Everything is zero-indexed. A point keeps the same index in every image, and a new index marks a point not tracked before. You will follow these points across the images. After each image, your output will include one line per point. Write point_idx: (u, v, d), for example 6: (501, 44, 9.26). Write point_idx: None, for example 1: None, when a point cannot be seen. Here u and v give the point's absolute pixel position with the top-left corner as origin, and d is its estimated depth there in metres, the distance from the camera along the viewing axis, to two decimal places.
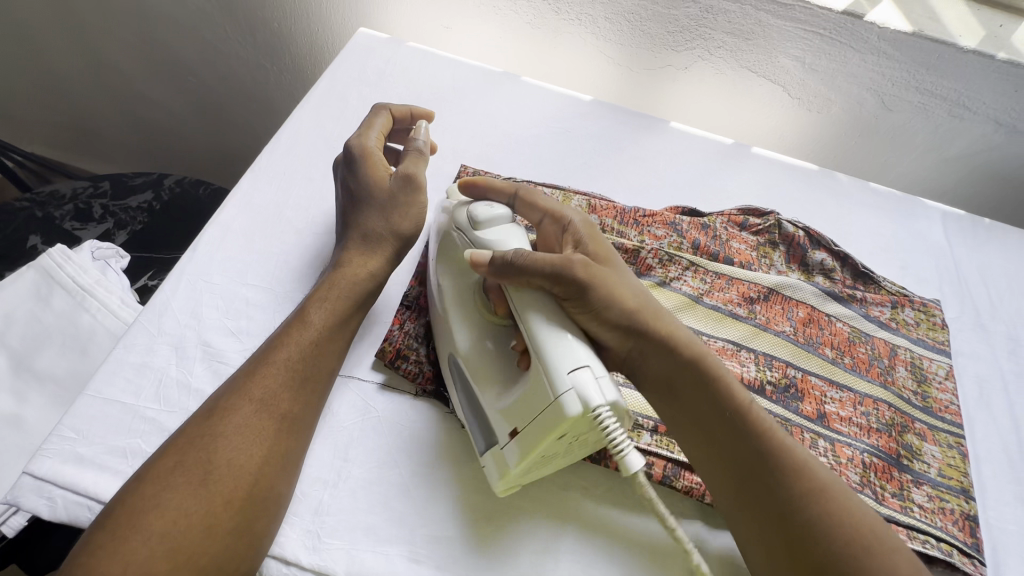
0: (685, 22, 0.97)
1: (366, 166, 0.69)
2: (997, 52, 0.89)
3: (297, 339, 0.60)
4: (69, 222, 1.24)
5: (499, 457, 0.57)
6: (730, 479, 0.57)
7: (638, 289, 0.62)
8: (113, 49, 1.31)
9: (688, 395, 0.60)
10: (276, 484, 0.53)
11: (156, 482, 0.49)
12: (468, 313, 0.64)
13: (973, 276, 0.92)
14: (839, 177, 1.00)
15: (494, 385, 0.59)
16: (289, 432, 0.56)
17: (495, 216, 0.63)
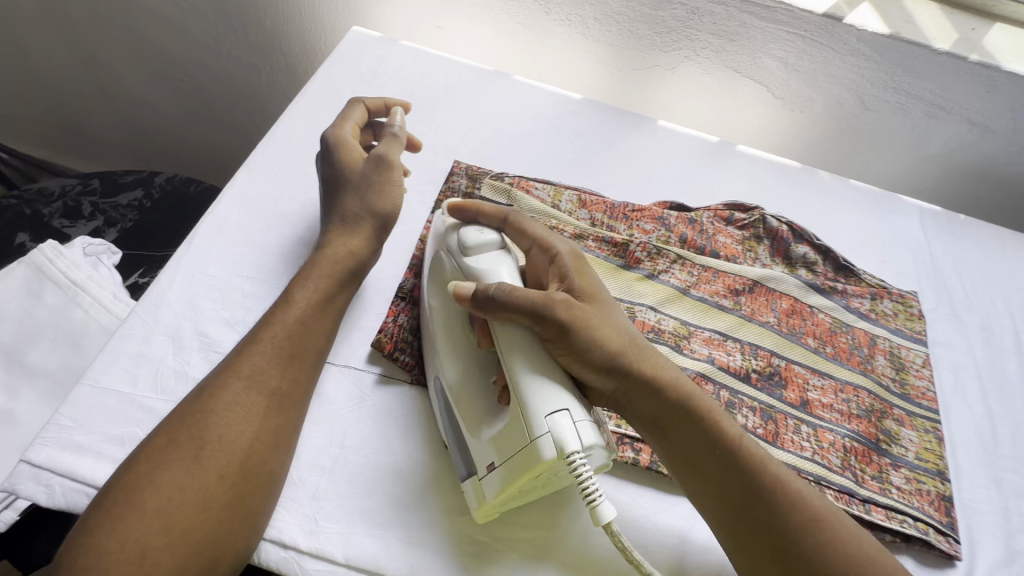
0: (671, 24, 1.00)
1: (341, 151, 0.71)
2: (969, 54, 0.93)
3: (283, 319, 0.61)
4: (58, 220, 1.24)
5: (478, 486, 0.58)
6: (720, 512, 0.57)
7: (625, 329, 0.61)
8: (103, 46, 1.31)
9: (679, 431, 0.59)
10: (268, 459, 0.55)
11: (151, 460, 0.51)
12: (452, 340, 0.64)
13: (949, 269, 0.95)
14: (821, 174, 1.03)
15: (472, 416, 0.59)
16: (279, 408, 0.57)
17: (484, 244, 0.63)
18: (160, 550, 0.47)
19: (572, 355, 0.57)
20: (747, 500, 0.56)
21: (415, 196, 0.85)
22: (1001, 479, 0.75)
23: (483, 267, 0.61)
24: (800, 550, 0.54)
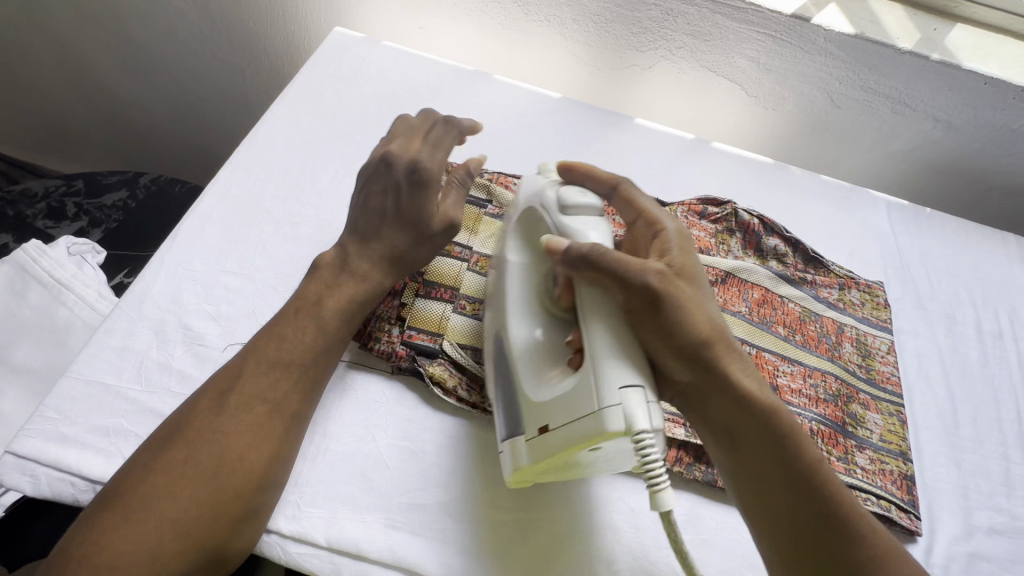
0: (647, 24, 1.03)
1: (423, 190, 0.68)
2: (930, 53, 0.97)
3: (308, 340, 0.61)
4: (42, 221, 1.25)
5: (523, 448, 0.58)
6: (775, 521, 0.55)
7: (720, 317, 0.59)
8: (85, 47, 1.31)
9: (753, 435, 0.56)
10: (278, 477, 0.57)
11: (168, 470, 0.52)
12: (533, 300, 0.64)
13: (915, 260, 0.99)
14: (793, 170, 1.06)
15: (531, 379, 0.59)
16: (293, 430, 0.59)
17: (586, 207, 0.61)
18: (170, 559, 0.49)
19: (662, 332, 0.54)
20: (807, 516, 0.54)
21: None
22: (961, 459, 0.79)
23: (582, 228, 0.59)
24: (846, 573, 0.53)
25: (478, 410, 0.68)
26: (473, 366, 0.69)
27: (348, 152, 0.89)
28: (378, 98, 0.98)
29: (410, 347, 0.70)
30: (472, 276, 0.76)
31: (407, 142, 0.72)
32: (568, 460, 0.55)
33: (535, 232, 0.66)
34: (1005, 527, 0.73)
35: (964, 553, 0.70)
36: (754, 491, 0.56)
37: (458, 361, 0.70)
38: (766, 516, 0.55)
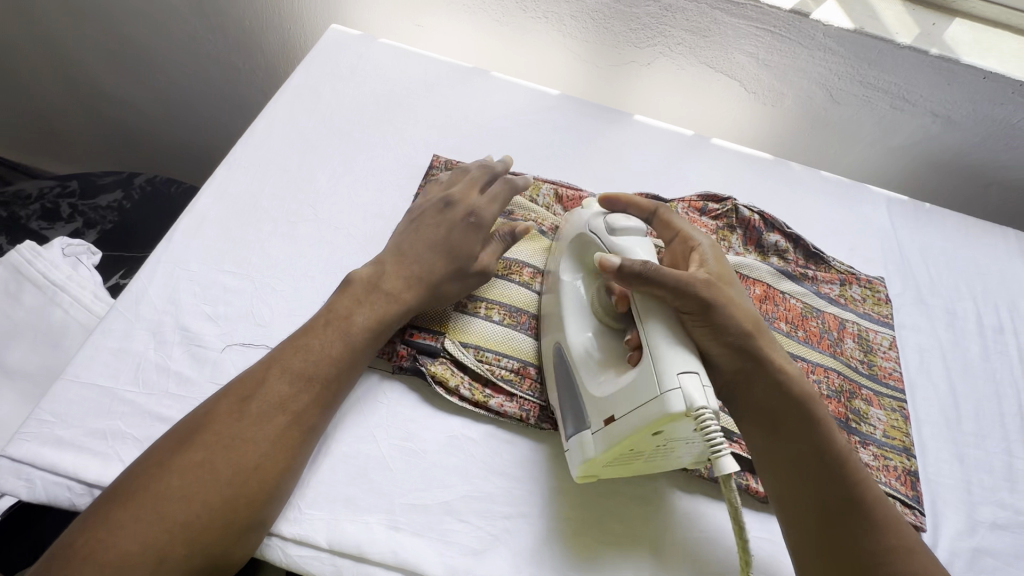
0: (646, 21, 1.02)
1: (473, 233, 0.73)
2: (930, 48, 0.97)
3: (332, 352, 0.62)
4: (36, 222, 1.24)
5: (588, 444, 0.60)
6: (809, 500, 0.58)
7: (758, 317, 0.64)
8: (78, 46, 1.29)
9: (784, 421, 0.61)
10: (286, 488, 0.57)
11: (184, 472, 0.52)
12: (584, 310, 0.68)
13: (915, 255, 0.99)
14: (793, 166, 1.06)
15: (591, 378, 0.62)
16: (309, 441, 0.59)
17: (633, 227, 0.66)
18: (177, 562, 0.49)
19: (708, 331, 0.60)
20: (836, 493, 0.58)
21: (395, 190, 0.85)
22: (964, 454, 0.79)
23: (631, 246, 0.64)
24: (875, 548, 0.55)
25: (480, 409, 0.68)
26: (474, 364, 0.69)
27: (346, 150, 0.88)
28: (375, 96, 0.97)
29: (411, 346, 0.69)
30: None
31: (467, 188, 0.78)
32: (630, 451, 0.58)
33: (581, 251, 0.71)
34: (1009, 522, 0.73)
35: (968, 548, 0.70)
36: (790, 474, 0.60)
37: (459, 359, 0.70)
38: (798, 496, 0.59)
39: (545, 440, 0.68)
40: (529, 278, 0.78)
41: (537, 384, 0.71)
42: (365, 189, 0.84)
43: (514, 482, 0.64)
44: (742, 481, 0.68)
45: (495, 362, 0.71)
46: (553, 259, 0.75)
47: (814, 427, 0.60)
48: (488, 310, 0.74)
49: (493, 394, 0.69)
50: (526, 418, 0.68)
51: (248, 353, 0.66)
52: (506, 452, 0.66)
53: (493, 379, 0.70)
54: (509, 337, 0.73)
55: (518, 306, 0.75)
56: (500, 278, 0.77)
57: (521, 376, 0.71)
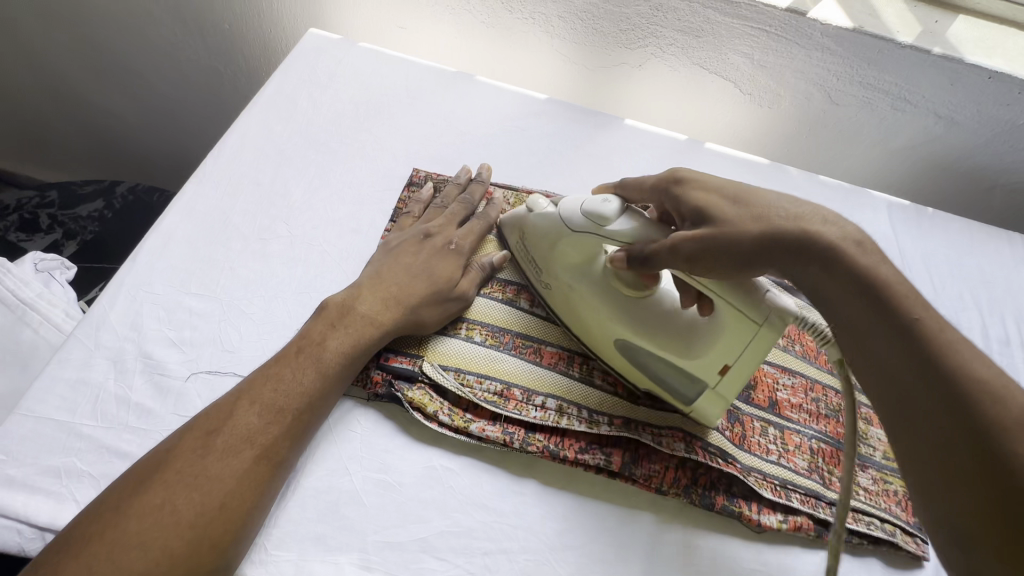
0: (636, 20, 0.98)
1: (455, 259, 0.73)
2: (932, 47, 0.92)
3: (304, 380, 0.59)
4: (15, 233, 1.21)
5: (712, 401, 0.66)
6: (894, 405, 0.48)
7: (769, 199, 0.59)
8: (54, 52, 1.26)
9: (852, 318, 0.53)
10: (254, 527, 0.53)
11: (142, 516, 0.48)
12: (613, 297, 0.68)
13: (917, 263, 0.95)
14: (790, 171, 1.02)
15: (676, 347, 0.65)
16: (279, 476, 0.56)
17: (612, 207, 0.65)
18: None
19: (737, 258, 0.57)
20: (919, 384, 0.47)
21: (373, 203, 0.82)
22: None
23: (627, 228, 0.63)
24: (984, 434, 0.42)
25: (461, 435, 0.64)
26: (455, 387, 0.66)
27: (322, 162, 0.85)
28: (355, 103, 0.93)
29: (386, 371, 0.66)
30: None
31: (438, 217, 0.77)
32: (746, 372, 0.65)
33: (562, 250, 0.70)
34: None
35: None
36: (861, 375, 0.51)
37: (439, 383, 0.66)
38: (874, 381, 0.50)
39: (528, 470, 0.65)
40: (513, 296, 0.75)
41: (523, 404, 0.67)
42: (341, 202, 0.81)
43: (495, 515, 0.61)
44: (736, 508, 0.65)
45: (477, 383, 0.67)
46: (538, 265, 0.73)
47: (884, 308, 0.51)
48: (469, 330, 0.71)
49: (475, 418, 0.65)
50: (510, 442, 0.64)
51: (213, 382, 0.63)
52: (487, 483, 0.63)
53: (475, 402, 0.66)
54: (491, 358, 0.69)
55: (501, 325, 0.72)
56: (482, 297, 0.74)
57: (505, 397, 0.67)
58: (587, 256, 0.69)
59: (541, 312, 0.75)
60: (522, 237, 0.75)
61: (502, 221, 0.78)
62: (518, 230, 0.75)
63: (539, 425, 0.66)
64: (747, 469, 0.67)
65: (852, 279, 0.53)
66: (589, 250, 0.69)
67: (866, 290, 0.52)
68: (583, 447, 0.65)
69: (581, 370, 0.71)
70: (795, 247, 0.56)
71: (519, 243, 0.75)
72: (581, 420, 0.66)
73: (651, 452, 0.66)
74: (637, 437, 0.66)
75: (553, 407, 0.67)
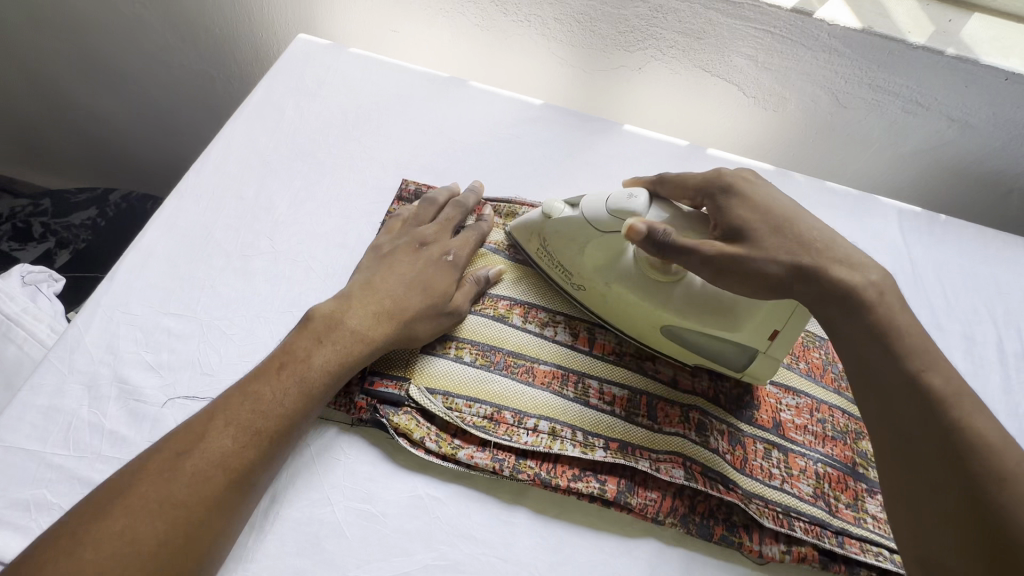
0: (634, 22, 0.95)
1: (451, 273, 0.69)
2: (945, 48, 0.88)
3: (287, 400, 0.56)
4: (7, 243, 1.18)
5: (765, 362, 0.66)
6: (901, 448, 0.51)
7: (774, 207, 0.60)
8: (43, 59, 1.23)
9: (865, 356, 0.54)
10: (216, 555, 0.51)
11: (99, 542, 0.45)
12: (651, 289, 0.66)
13: (928, 274, 0.91)
14: (795, 177, 0.99)
15: (725, 322, 0.64)
16: (250, 501, 0.53)
17: (641, 201, 0.62)
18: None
19: (770, 272, 0.57)
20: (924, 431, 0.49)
21: (361, 216, 0.79)
22: None
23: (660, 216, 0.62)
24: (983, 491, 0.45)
25: (449, 462, 0.62)
26: (443, 412, 0.63)
27: (309, 174, 0.83)
28: (343, 112, 0.91)
29: (371, 396, 0.64)
30: None
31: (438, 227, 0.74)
32: None
33: (586, 250, 0.68)
34: None
35: None
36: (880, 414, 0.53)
37: (427, 408, 0.64)
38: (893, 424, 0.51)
39: (519, 498, 0.62)
40: (505, 312, 0.72)
41: (514, 428, 0.64)
42: (327, 216, 0.79)
43: (483, 548, 0.59)
44: (735, 539, 0.62)
45: (466, 408, 0.64)
46: (566, 269, 0.71)
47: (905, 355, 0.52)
48: (458, 350, 0.67)
49: (463, 444, 0.63)
50: (500, 470, 0.61)
51: (190, 408, 0.60)
52: (476, 512, 0.61)
53: (464, 428, 0.63)
54: (481, 379, 0.66)
55: (492, 343, 0.69)
56: (475, 314, 0.70)
57: (495, 421, 0.64)
58: (612, 255, 0.67)
59: (534, 328, 0.71)
60: (540, 241, 0.72)
61: (512, 229, 0.75)
62: (535, 235, 0.72)
63: (530, 451, 0.63)
64: (748, 495, 0.64)
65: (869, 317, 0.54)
66: (614, 248, 0.67)
67: (879, 328, 0.54)
68: (576, 474, 0.62)
69: (576, 389, 0.67)
70: (813, 262, 0.56)
71: (538, 248, 0.72)
72: (575, 445, 0.63)
73: (648, 478, 0.63)
74: (633, 463, 0.63)
75: (545, 430, 0.64)
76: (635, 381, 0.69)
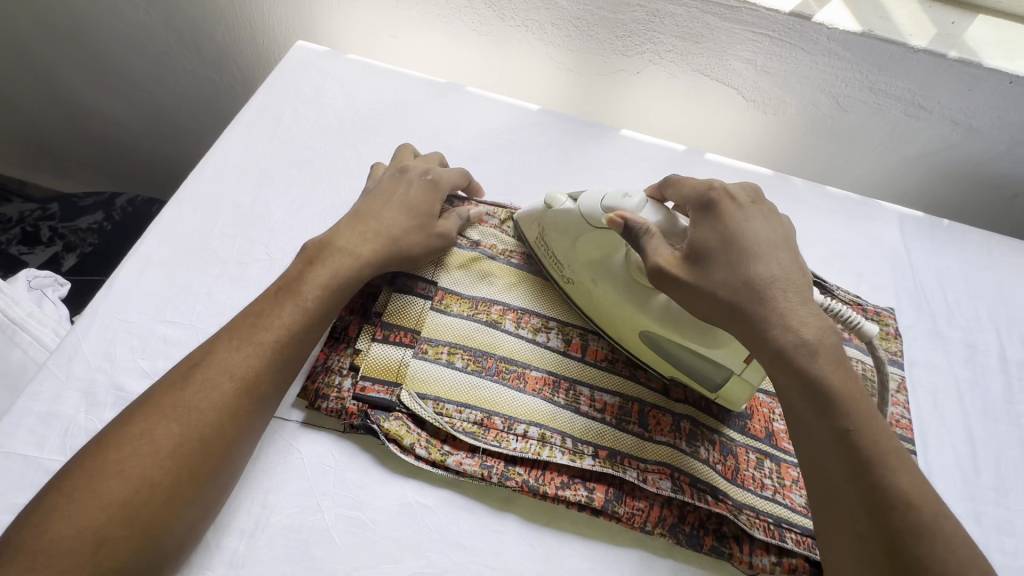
0: (632, 27, 0.94)
1: (431, 192, 0.74)
2: (948, 50, 0.86)
3: (283, 317, 0.59)
4: (16, 247, 1.20)
5: (738, 386, 0.65)
6: (828, 505, 0.51)
7: (757, 225, 0.60)
8: (51, 67, 1.25)
9: (794, 408, 0.54)
10: (236, 459, 0.54)
11: (121, 447, 0.50)
12: (634, 292, 0.66)
13: (930, 281, 0.90)
14: (794, 181, 0.98)
15: (697, 338, 0.62)
16: (262, 408, 0.56)
17: (635, 201, 0.62)
18: (118, 542, 0.47)
19: (757, 289, 0.56)
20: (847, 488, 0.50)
21: None
22: (981, 513, 0.70)
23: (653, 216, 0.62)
24: (904, 548, 0.46)
25: (438, 469, 0.62)
26: (433, 418, 0.63)
27: (305, 182, 0.84)
28: (340, 119, 0.91)
29: (362, 402, 0.64)
30: (436, 316, 0.69)
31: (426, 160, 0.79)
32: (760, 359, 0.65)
33: (578, 243, 0.69)
34: None
35: None
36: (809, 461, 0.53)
37: (417, 414, 0.64)
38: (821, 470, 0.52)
39: (508, 505, 0.63)
40: (498, 317, 0.71)
41: (503, 434, 0.64)
42: (322, 223, 0.80)
43: (471, 556, 0.59)
44: (725, 549, 0.62)
45: (456, 413, 0.64)
46: (558, 260, 0.72)
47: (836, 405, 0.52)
48: (450, 355, 0.67)
49: (452, 451, 0.63)
50: (488, 477, 0.62)
51: None
52: (464, 521, 0.61)
53: (453, 434, 0.63)
54: (472, 385, 0.66)
55: (485, 349, 0.69)
56: (464, 319, 0.70)
57: (485, 427, 0.64)
58: (605, 249, 0.68)
59: (526, 333, 0.71)
60: (540, 231, 0.73)
61: (518, 216, 0.77)
62: (536, 223, 0.74)
63: (519, 457, 0.63)
64: (739, 506, 0.64)
65: (797, 371, 0.54)
66: (607, 243, 0.67)
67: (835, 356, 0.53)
68: (564, 482, 0.62)
69: (567, 397, 0.67)
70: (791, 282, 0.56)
71: (537, 236, 0.74)
72: (564, 452, 0.63)
73: (637, 488, 0.63)
74: (622, 472, 0.63)
75: (535, 437, 0.64)
76: (628, 389, 0.69)
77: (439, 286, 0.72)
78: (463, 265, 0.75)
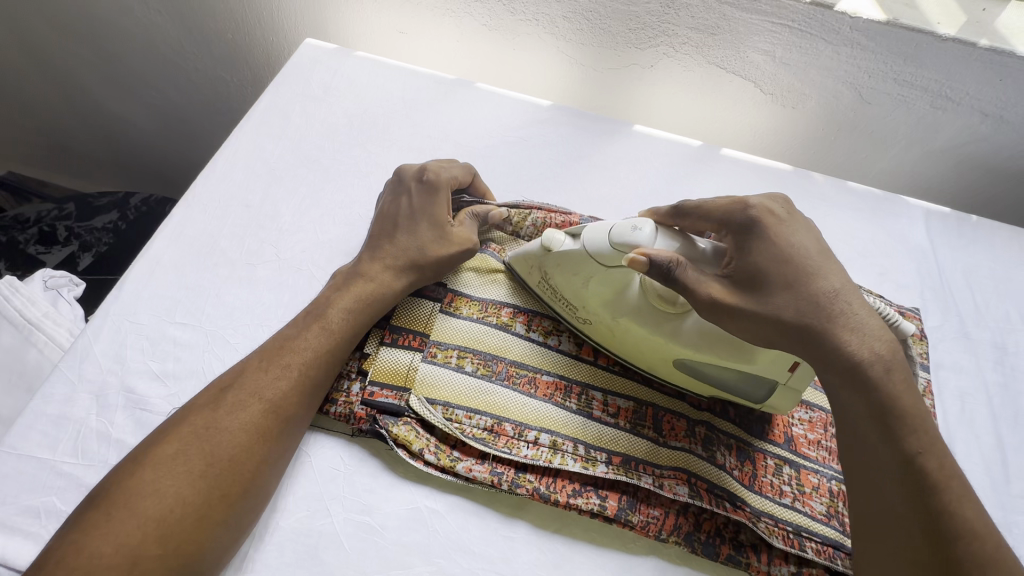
0: (646, 19, 0.92)
1: (433, 194, 0.70)
2: (978, 38, 0.82)
3: (310, 341, 0.60)
4: (34, 247, 1.21)
5: (785, 396, 0.63)
6: (875, 513, 0.50)
7: (796, 236, 0.58)
8: (66, 67, 1.25)
9: (852, 419, 0.53)
10: (265, 479, 0.55)
11: (156, 466, 0.50)
12: (657, 322, 0.62)
13: (957, 280, 0.87)
14: (815, 178, 0.95)
15: (739, 356, 0.60)
16: (291, 431, 0.57)
17: (646, 231, 0.58)
18: (152, 562, 0.46)
19: (789, 296, 0.55)
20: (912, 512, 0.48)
21: (364, 224, 0.79)
22: (1012, 523, 0.67)
23: (668, 244, 0.59)
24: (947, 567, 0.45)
25: (448, 475, 0.61)
26: (441, 424, 0.62)
27: (314, 181, 0.83)
28: (349, 117, 0.91)
29: (370, 406, 0.63)
30: (444, 320, 0.68)
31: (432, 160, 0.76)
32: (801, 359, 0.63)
33: (589, 285, 0.64)
34: None
35: None
36: (862, 469, 0.52)
37: (425, 419, 0.63)
38: (878, 479, 0.51)
39: (518, 512, 0.61)
40: (508, 320, 0.70)
41: (514, 440, 0.63)
42: (331, 223, 0.79)
43: (481, 563, 0.58)
44: (743, 559, 0.60)
45: (467, 419, 0.63)
46: (569, 300, 0.67)
47: (901, 416, 0.51)
48: (459, 359, 0.66)
49: (462, 457, 0.62)
50: (498, 483, 0.61)
51: None
52: (474, 526, 0.60)
53: (463, 440, 0.62)
54: (481, 390, 0.65)
55: (495, 352, 0.67)
56: (476, 323, 0.69)
57: (495, 433, 0.63)
58: (617, 288, 0.63)
59: (537, 337, 0.70)
60: (539, 273, 0.69)
61: (510, 259, 0.72)
62: (535, 266, 0.69)
63: (530, 464, 0.62)
64: (756, 514, 0.62)
65: (869, 391, 0.52)
66: (617, 280, 0.63)
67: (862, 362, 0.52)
68: (575, 489, 0.61)
69: (579, 401, 0.66)
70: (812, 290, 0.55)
71: (540, 282, 0.69)
72: (576, 459, 0.62)
73: (651, 495, 0.62)
74: (635, 479, 0.61)
75: (546, 443, 0.63)
76: (642, 393, 0.68)
77: (449, 288, 0.71)
78: (475, 267, 0.73)
